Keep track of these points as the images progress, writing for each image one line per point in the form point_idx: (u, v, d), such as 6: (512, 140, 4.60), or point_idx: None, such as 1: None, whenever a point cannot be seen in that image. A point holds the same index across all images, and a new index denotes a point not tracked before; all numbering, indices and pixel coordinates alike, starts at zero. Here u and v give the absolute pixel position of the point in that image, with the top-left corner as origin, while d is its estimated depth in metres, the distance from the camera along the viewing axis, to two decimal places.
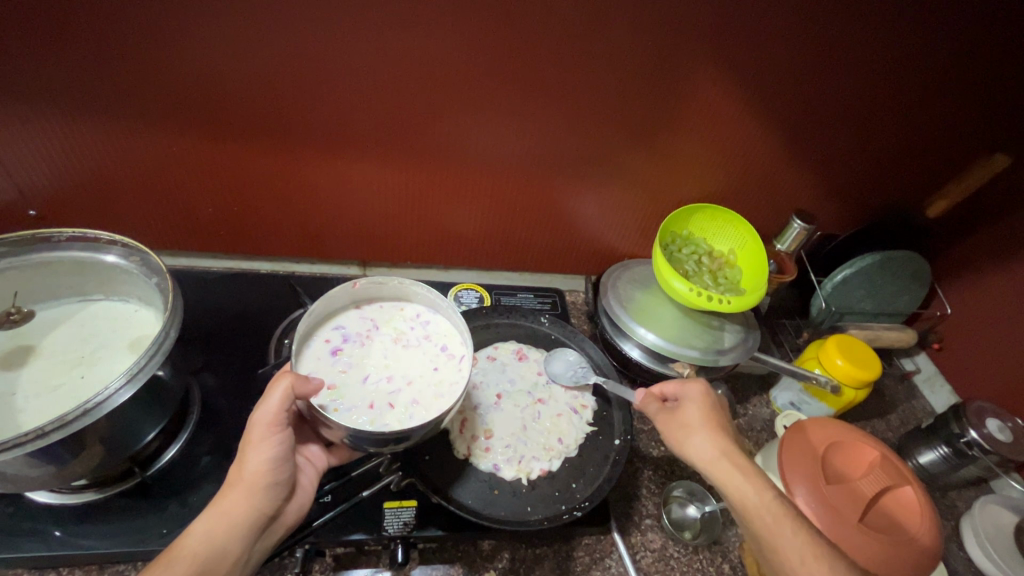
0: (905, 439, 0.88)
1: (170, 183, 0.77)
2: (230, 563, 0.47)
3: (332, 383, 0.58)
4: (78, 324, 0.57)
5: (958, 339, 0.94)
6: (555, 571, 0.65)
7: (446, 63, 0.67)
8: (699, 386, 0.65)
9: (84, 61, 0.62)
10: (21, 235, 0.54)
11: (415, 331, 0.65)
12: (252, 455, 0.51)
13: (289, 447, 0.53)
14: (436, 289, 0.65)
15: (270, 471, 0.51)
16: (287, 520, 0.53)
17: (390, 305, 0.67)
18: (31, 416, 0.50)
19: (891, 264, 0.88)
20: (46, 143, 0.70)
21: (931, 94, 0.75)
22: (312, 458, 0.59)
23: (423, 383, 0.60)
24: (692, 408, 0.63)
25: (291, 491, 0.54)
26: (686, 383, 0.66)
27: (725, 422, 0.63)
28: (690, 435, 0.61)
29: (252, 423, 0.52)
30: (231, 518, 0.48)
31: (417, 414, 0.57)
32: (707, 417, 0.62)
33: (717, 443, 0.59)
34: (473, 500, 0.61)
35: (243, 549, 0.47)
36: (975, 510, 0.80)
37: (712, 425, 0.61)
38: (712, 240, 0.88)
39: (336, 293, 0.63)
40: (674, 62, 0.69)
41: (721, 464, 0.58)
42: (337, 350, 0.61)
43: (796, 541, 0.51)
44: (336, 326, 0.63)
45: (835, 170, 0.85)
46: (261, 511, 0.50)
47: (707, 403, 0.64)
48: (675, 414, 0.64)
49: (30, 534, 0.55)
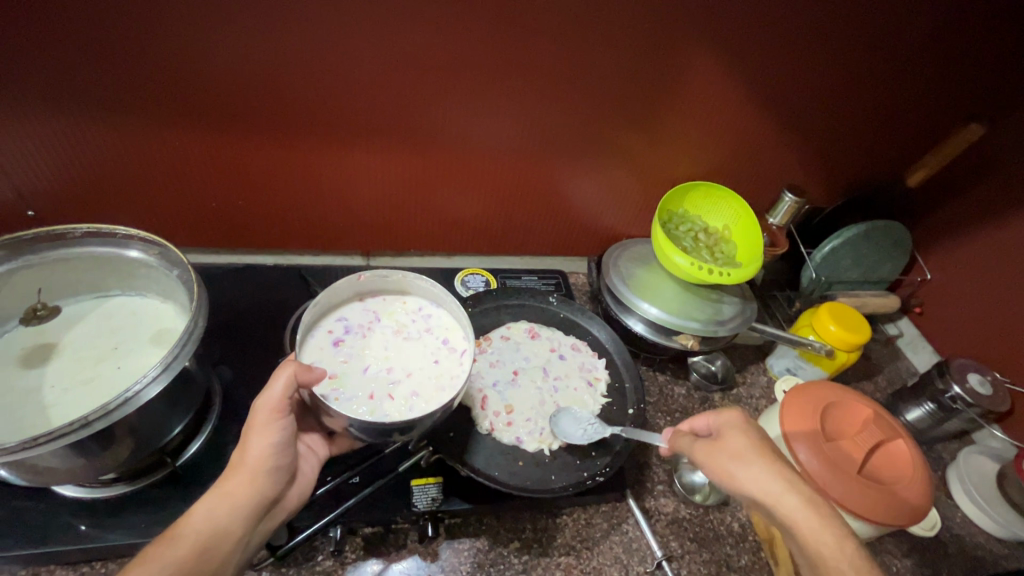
0: (893, 398, 0.93)
1: (172, 177, 0.76)
2: (233, 542, 0.45)
3: (333, 373, 0.57)
4: (99, 320, 0.57)
5: (938, 302, 0.99)
6: (576, 538, 0.68)
7: (448, 45, 0.68)
8: (735, 414, 0.59)
9: (84, 53, 0.61)
10: (38, 231, 0.53)
11: (418, 324, 0.64)
12: (256, 440, 0.49)
13: (292, 433, 0.52)
14: (439, 283, 0.63)
15: (273, 456, 0.50)
16: (287, 503, 0.52)
17: (393, 297, 0.66)
18: (64, 411, 0.50)
19: (875, 234, 0.93)
20: (43, 141, 0.69)
21: (912, 65, 0.78)
22: (314, 448, 0.58)
23: (424, 376, 0.59)
24: (736, 436, 0.57)
25: (292, 477, 0.53)
26: (722, 413, 0.60)
27: (774, 454, 0.56)
28: (743, 471, 0.54)
29: (254, 409, 0.51)
30: (234, 500, 0.46)
31: (416, 406, 0.56)
32: (755, 445, 0.56)
33: (781, 477, 0.53)
34: (500, 472, 0.63)
35: (246, 530, 0.46)
36: (960, 460, 0.85)
37: (763, 455, 0.55)
38: (707, 217, 0.91)
39: (338, 284, 0.61)
40: (670, 40, 0.71)
41: (787, 498, 0.51)
42: (339, 341, 0.60)
43: None
44: (338, 317, 0.62)
45: (822, 145, 0.88)
46: (264, 495, 0.48)
47: (747, 432, 0.57)
48: (719, 445, 0.57)
49: (62, 529, 0.55)
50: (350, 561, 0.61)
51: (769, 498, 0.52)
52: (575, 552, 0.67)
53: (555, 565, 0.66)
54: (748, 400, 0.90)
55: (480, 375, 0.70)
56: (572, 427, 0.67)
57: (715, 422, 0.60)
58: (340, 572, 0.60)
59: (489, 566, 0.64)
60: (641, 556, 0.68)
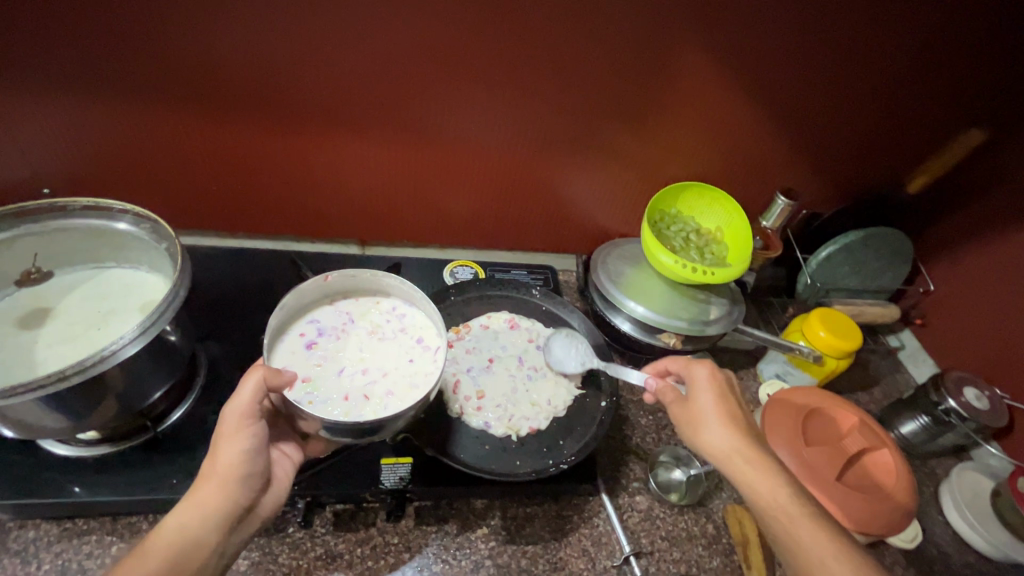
0: (887, 410, 0.90)
1: (174, 162, 0.80)
2: (206, 553, 0.46)
3: (307, 376, 0.59)
4: (92, 288, 0.61)
5: (940, 314, 0.96)
6: (546, 528, 0.69)
7: (438, 40, 0.70)
8: (708, 370, 0.62)
9: (97, 38, 0.65)
10: (40, 203, 0.57)
11: (392, 324, 0.65)
12: (225, 447, 0.50)
13: (264, 438, 0.52)
14: (411, 282, 0.65)
15: (243, 464, 0.50)
16: (263, 512, 0.52)
17: (366, 299, 0.68)
18: (48, 365, 0.54)
19: (874, 241, 0.90)
20: (57, 123, 0.73)
21: (910, 70, 0.77)
22: (289, 453, 0.58)
23: (398, 375, 0.61)
24: (700, 393, 0.60)
25: (266, 484, 0.53)
26: (691, 367, 0.63)
27: (739, 414, 0.59)
28: (705, 427, 0.58)
29: (224, 416, 0.51)
30: (204, 510, 0.47)
31: (391, 405, 0.58)
32: (716, 402, 0.59)
33: (741, 435, 0.57)
34: (466, 454, 0.65)
35: (219, 540, 0.47)
36: (953, 476, 0.83)
37: (722, 411, 0.59)
38: (700, 218, 0.91)
39: (307, 287, 0.63)
40: (659, 39, 0.71)
41: (733, 452, 0.56)
42: (312, 343, 0.62)
43: (812, 544, 0.50)
44: (310, 320, 0.64)
45: (819, 149, 0.87)
46: (236, 502, 0.49)
47: (717, 390, 0.60)
48: (688, 401, 0.61)
49: (50, 483, 0.58)
50: (319, 534, 0.64)
51: (726, 450, 0.56)
52: (542, 541, 0.68)
53: (521, 552, 0.66)
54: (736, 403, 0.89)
55: (456, 360, 0.73)
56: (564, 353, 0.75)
57: (688, 373, 0.63)
58: (308, 544, 0.63)
59: (455, 549, 0.65)
60: (609, 550, 0.68)
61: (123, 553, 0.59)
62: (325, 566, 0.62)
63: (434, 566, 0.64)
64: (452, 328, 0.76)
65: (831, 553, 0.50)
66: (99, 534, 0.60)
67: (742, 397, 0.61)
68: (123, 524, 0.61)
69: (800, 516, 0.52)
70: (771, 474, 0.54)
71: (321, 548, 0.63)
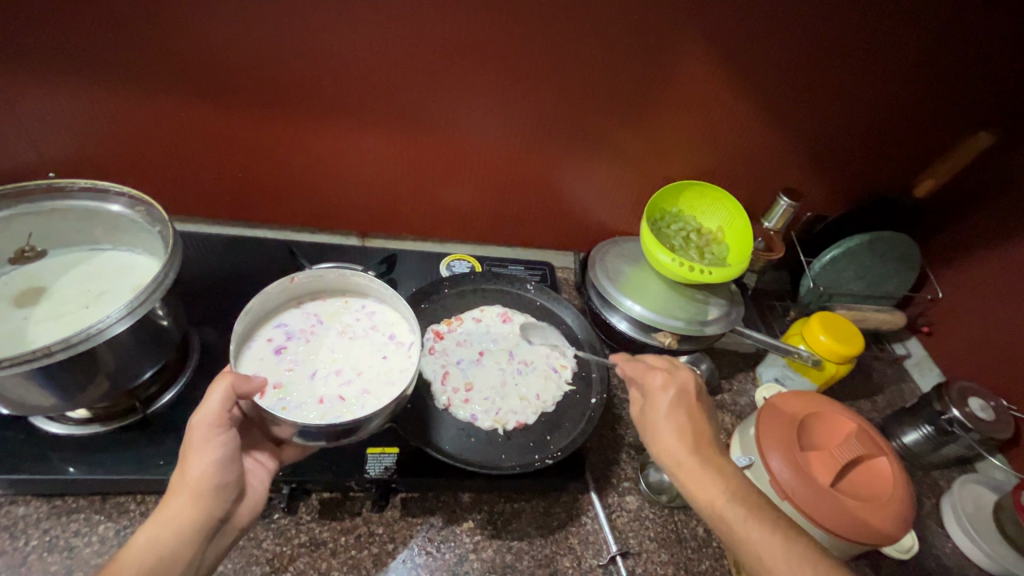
0: (890, 419, 0.88)
1: (176, 149, 0.81)
2: (182, 568, 0.48)
3: (278, 382, 0.58)
4: (86, 269, 0.64)
5: (947, 322, 0.94)
6: (532, 524, 0.68)
7: (435, 33, 0.69)
8: (659, 377, 0.63)
9: (99, 24, 0.66)
10: (39, 183, 0.60)
11: (362, 323, 0.65)
12: (195, 460, 0.50)
13: (235, 447, 0.53)
14: (379, 279, 0.65)
15: (216, 475, 0.51)
16: (239, 521, 0.53)
17: (335, 299, 0.68)
18: (39, 338, 0.56)
19: (880, 245, 0.88)
20: (62, 108, 0.74)
21: (918, 70, 0.75)
22: (264, 462, 0.58)
23: (373, 373, 0.61)
24: (656, 400, 0.62)
25: (241, 493, 0.54)
26: (647, 374, 0.64)
27: (690, 419, 0.60)
28: (656, 438, 0.60)
29: (192, 427, 0.51)
30: (177, 525, 0.48)
31: (368, 404, 0.58)
32: (669, 409, 0.60)
33: (686, 443, 0.58)
34: (451, 446, 0.65)
35: (193, 555, 0.48)
36: (955, 489, 0.80)
37: (674, 418, 0.60)
38: (701, 218, 0.90)
39: (273, 290, 0.63)
40: (660, 35, 0.70)
41: (682, 459, 0.57)
42: (280, 348, 0.61)
43: (757, 542, 0.51)
44: (277, 324, 0.63)
45: (824, 150, 0.86)
46: (211, 515, 0.50)
47: (667, 396, 0.61)
48: (646, 411, 0.62)
49: (39, 460, 0.59)
50: (304, 521, 0.64)
51: (670, 457, 0.58)
52: (528, 538, 0.67)
53: (506, 548, 0.66)
54: (733, 407, 0.88)
55: (446, 353, 0.74)
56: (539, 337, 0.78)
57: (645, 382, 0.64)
58: (293, 531, 0.63)
59: (439, 542, 0.65)
60: (596, 549, 0.68)
61: (110, 532, 0.59)
62: (308, 553, 0.62)
63: (417, 558, 0.63)
64: (445, 320, 0.78)
65: (770, 553, 0.50)
66: (88, 513, 0.60)
67: (698, 400, 0.62)
68: (111, 503, 0.61)
69: (746, 515, 0.53)
70: (710, 481, 0.55)
71: (305, 535, 0.63)
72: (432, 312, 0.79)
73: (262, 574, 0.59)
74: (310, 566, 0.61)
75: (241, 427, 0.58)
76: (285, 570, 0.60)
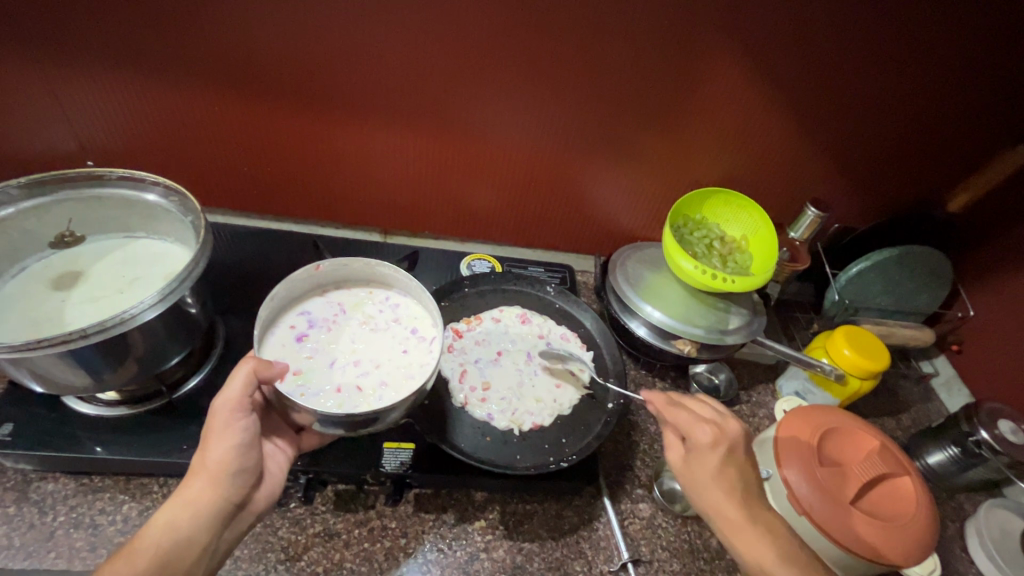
0: (915, 439, 0.86)
1: (209, 141, 0.83)
2: (198, 551, 0.49)
3: (298, 369, 0.60)
4: (121, 255, 0.66)
5: (978, 342, 0.91)
6: (544, 526, 0.68)
7: (466, 32, 0.69)
8: (709, 432, 0.58)
9: (143, 20, 0.68)
10: (81, 171, 0.63)
11: (384, 315, 0.66)
12: (216, 442, 0.52)
13: (254, 432, 0.54)
14: (404, 272, 0.66)
15: (234, 459, 0.52)
16: (257, 506, 0.55)
17: (359, 289, 0.69)
18: (75, 321, 0.58)
19: (910, 260, 0.86)
20: (104, 98, 0.77)
21: (959, 80, 0.73)
22: (284, 447, 0.60)
23: (392, 366, 0.61)
24: (706, 459, 0.57)
25: (259, 478, 0.55)
26: (696, 424, 0.59)
27: (737, 477, 0.57)
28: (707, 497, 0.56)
29: (214, 410, 0.53)
30: (196, 508, 0.49)
31: (385, 396, 0.59)
32: (721, 470, 0.57)
33: (737, 501, 0.56)
34: (467, 444, 0.66)
35: (210, 538, 0.49)
36: (981, 513, 0.78)
37: (726, 480, 0.56)
38: (724, 225, 0.89)
39: (298, 278, 0.64)
40: (690, 41, 0.70)
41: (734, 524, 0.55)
42: (302, 336, 0.62)
43: None
44: (301, 311, 0.65)
45: (855, 161, 0.84)
46: (227, 500, 0.51)
47: (718, 449, 0.57)
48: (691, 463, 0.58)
49: (68, 439, 0.61)
50: (319, 511, 0.65)
51: (721, 517, 0.56)
52: (539, 540, 0.67)
53: (517, 549, 0.66)
54: (751, 418, 0.87)
55: (463, 351, 0.75)
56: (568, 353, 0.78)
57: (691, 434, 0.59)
58: (308, 520, 0.64)
59: (450, 540, 0.65)
60: (607, 555, 0.67)
61: (133, 512, 0.61)
62: (322, 543, 0.63)
63: (429, 554, 0.64)
64: (463, 319, 0.78)
65: None
66: (112, 492, 0.62)
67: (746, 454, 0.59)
68: (135, 484, 0.63)
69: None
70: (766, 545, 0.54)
71: (319, 525, 0.64)
72: (452, 308, 0.80)
73: (276, 561, 0.61)
74: (323, 556, 0.62)
75: (262, 414, 0.60)
76: (299, 559, 0.61)
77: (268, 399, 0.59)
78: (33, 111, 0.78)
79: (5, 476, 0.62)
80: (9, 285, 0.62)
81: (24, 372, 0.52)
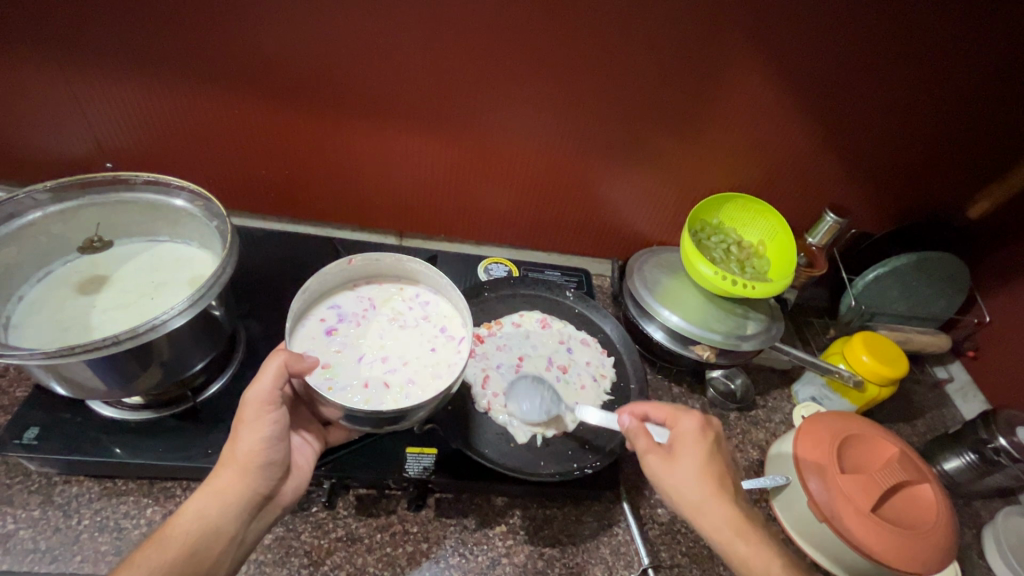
0: (931, 443, 0.86)
1: (228, 144, 0.83)
2: (226, 541, 0.49)
3: (327, 362, 0.59)
4: (148, 259, 0.67)
5: (995, 348, 0.91)
6: (564, 532, 0.68)
7: (489, 39, 0.70)
8: (696, 421, 0.59)
9: (167, 26, 0.68)
10: (105, 175, 0.63)
11: (415, 312, 0.66)
12: (246, 434, 0.52)
13: (285, 424, 0.54)
14: (435, 270, 0.66)
15: (263, 451, 0.52)
16: (282, 503, 0.55)
17: (390, 285, 0.69)
18: (104, 326, 0.59)
19: (928, 266, 0.86)
20: (124, 101, 0.77)
21: (982, 87, 0.73)
22: (310, 440, 0.61)
23: (420, 364, 0.61)
24: (688, 449, 0.57)
25: (287, 471, 0.56)
26: (681, 415, 0.60)
27: (719, 465, 0.57)
28: (687, 476, 0.56)
29: (246, 402, 0.53)
30: (225, 498, 0.50)
31: (412, 394, 0.58)
32: (704, 460, 0.57)
33: (709, 479, 0.56)
34: (490, 450, 0.66)
35: (237, 529, 0.50)
36: (998, 520, 0.78)
37: (705, 471, 0.56)
38: (742, 230, 0.89)
39: (331, 271, 0.64)
40: (713, 52, 0.70)
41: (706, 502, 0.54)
42: (332, 329, 0.62)
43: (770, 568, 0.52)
44: (331, 305, 0.65)
45: (874, 167, 0.84)
46: (256, 491, 0.51)
47: (705, 435, 0.59)
48: (674, 457, 0.57)
49: (92, 441, 0.61)
50: (341, 516, 0.65)
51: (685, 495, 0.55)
52: (560, 545, 0.67)
53: (538, 554, 0.66)
54: (767, 423, 0.87)
55: (486, 355, 0.75)
56: (539, 343, 0.78)
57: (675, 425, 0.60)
58: (331, 524, 0.64)
59: (472, 545, 0.65)
60: (627, 561, 0.67)
61: (157, 516, 0.61)
62: (344, 548, 0.63)
63: (450, 559, 0.64)
64: (484, 324, 0.79)
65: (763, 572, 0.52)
66: (136, 496, 0.62)
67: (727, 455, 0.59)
68: (159, 487, 0.63)
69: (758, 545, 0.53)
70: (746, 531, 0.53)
71: (342, 530, 0.64)
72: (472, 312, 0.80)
73: (300, 566, 0.61)
74: (347, 560, 0.62)
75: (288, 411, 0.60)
76: (323, 564, 0.61)
77: (295, 394, 0.60)
78: (52, 112, 0.78)
79: (30, 480, 0.62)
80: (35, 289, 0.62)
81: (52, 375, 0.52)
